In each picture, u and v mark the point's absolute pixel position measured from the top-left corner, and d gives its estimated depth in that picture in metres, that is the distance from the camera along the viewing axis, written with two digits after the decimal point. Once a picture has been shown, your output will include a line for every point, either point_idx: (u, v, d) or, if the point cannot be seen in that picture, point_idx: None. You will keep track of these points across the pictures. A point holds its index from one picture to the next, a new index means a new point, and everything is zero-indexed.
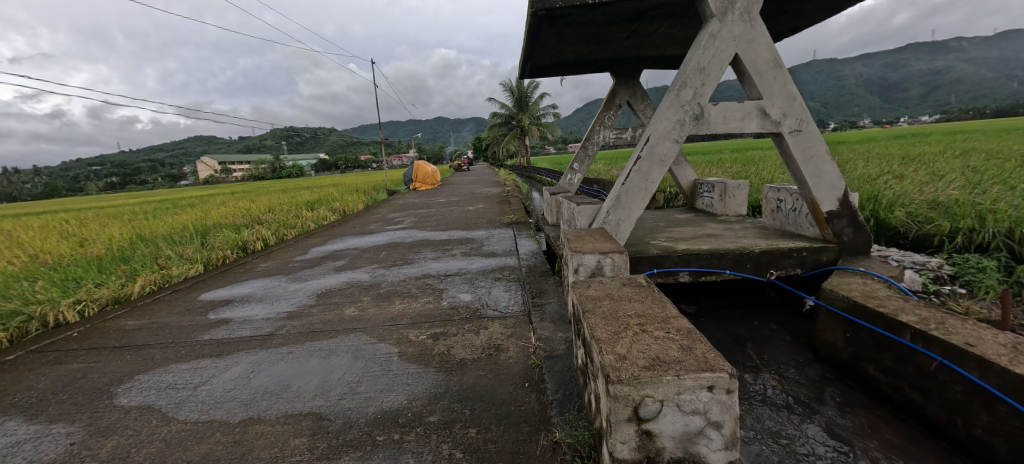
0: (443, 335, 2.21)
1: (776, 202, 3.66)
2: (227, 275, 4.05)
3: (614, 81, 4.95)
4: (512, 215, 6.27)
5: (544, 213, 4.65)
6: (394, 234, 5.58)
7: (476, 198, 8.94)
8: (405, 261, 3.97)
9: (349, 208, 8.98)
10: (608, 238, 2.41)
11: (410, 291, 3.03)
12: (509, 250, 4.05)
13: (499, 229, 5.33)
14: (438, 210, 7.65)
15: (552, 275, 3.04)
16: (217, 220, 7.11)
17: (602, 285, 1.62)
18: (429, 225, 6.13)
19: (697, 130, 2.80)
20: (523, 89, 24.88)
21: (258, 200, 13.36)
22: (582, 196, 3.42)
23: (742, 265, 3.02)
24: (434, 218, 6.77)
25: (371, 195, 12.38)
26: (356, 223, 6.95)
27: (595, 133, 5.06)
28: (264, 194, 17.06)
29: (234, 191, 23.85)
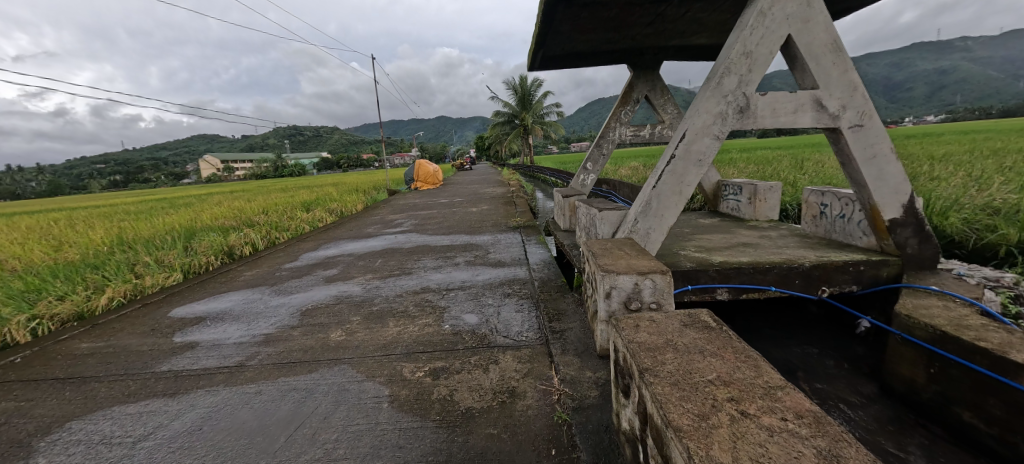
0: (444, 373, 1.81)
1: (819, 207, 3.25)
2: (207, 285, 3.67)
3: (632, 73, 4.53)
4: (519, 218, 5.86)
5: (555, 217, 4.25)
6: (393, 238, 5.18)
7: (480, 198, 8.55)
8: (403, 271, 3.56)
9: (346, 209, 8.58)
10: (642, 252, 2.01)
11: (407, 309, 2.63)
12: (518, 259, 3.64)
13: (505, 233, 4.93)
14: (440, 212, 7.24)
15: (570, 292, 2.64)
16: (206, 222, 6.71)
17: (656, 324, 1.22)
18: (430, 228, 5.72)
19: (741, 124, 2.39)
20: (527, 87, 24.44)
21: (255, 200, 12.97)
22: (602, 200, 3.00)
23: (789, 281, 2.62)
24: (435, 221, 6.36)
25: (371, 194, 12.00)
26: (352, 225, 6.54)
27: (610, 130, 4.64)
28: (264, 194, 16.70)
29: (233, 190, 23.49)
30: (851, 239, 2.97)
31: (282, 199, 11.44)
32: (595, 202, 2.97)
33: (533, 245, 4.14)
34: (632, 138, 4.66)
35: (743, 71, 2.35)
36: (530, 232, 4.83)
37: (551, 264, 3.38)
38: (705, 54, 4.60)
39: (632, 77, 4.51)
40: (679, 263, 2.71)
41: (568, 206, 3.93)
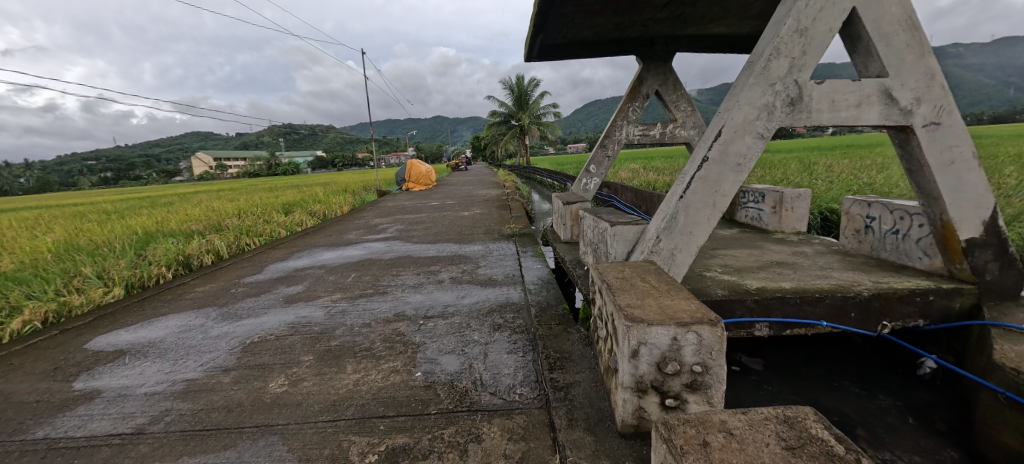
0: (405, 456, 1.31)
1: (865, 220, 2.77)
2: (146, 305, 3.12)
3: (641, 65, 4.04)
4: (514, 224, 5.35)
5: (555, 227, 3.74)
6: (374, 247, 4.64)
7: (473, 201, 8.02)
8: (376, 290, 3.04)
9: (330, 211, 8.02)
10: (674, 286, 1.52)
11: (372, 345, 2.12)
12: (512, 276, 3.13)
13: (499, 242, 4.42)
14: (429, 216, 6.71)
15: (574, 325, 2.14)
16: (173, 225, 6.12)
17: (738, 446, 0.79)
18: (416, 235, 5.19)
19: (792, 121, 1.91)
20: (523, 87, 23.95)
21: (238, 199, 12.34)
22: (613, 211, 2.51)
23: (843, 314, 2.13)
24: (423, 226, 5.83)
25: (360, 195, 11.42)
26: (332, 230, 5.99)
27: (616, 129, 4.14)
28: (250, 193, 16.06)
29: (221, 188, 22.74)
30: (908, 260, 2.50)
31: (265, 200, 10.83)
32: (604, 213, 2.47)
33: (529, 258, 3.63)
34: (641, 138, 4.16)
35: (795, 52, 1.87)
36: (526, 241, 4.33)
37: (550, 284, 2.88)
38: (722, 45, 4.11)
39: (641, 69, 4.02)
40: (707, 289, 2.22)
41: (570, 214, 3.43)
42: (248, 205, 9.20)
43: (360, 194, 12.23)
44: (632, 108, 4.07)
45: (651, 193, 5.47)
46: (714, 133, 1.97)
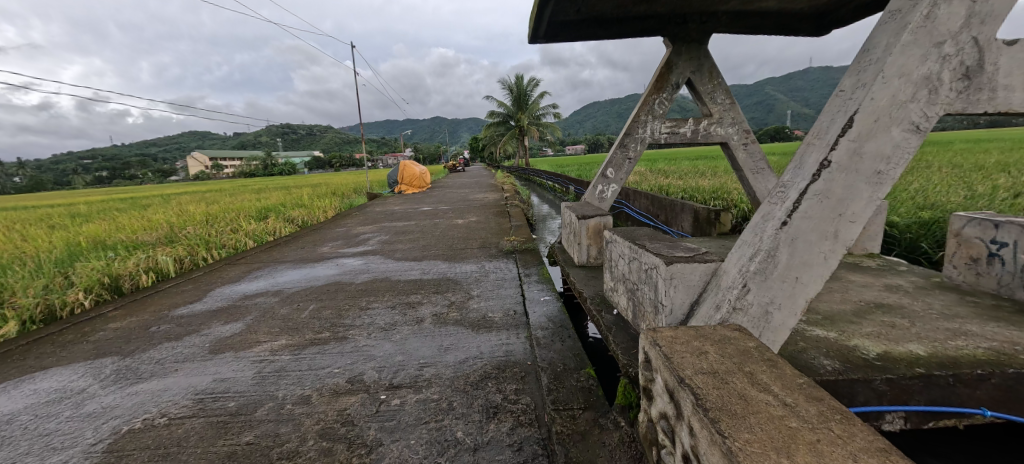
0: None
1: (991, 247, 2.05)
2: (31, 352, 2.36)
3: (669, 48, 3.28)
4: (513, 236, 4.60)
5: (567, 246, 3.00)
6: (346, 265, 3.88)
7: (468, 207, 7.28)
8: (333, 334, 2.29)
9: (311, 217, 7.24)
10: (832, 411, 0.79)
11: (300, 448, 1.38)
12: (512, 315, 2.38)
13: (496, 260, 3.67)
14: (418, 224, 5.95)
15: (611, 414, 1.41)
16: (123, 235, 5.34)
17: None
18: (399, 248, 4.42)
19: (966, 104, 1.18)
20: (523, 86, 23.20)
21: (219, 203, 11.52)
22: (659, 236, 1.77)
23: (1016, 399, 1.41)
24: (410, 237, 5.08)
25: (348, 199, 10.66)
26: (306, 241, 5.22)
27: (639, 125, 3.37)
28: (236, 195, 15.24)
29: (210, 189, 21.89)
30: None
31: (245, 204, 10.02)
32: (646, 240, 1.73)
33: (534, 285, 2.88)
34: (668, 136, 3.39)
35: None
36: (529, 259, 3.58)
37: (565, 329, 2.13)
38: (767, 24, 3.37)
39: (670, 53, 3.27)
40: (804, 358, 1.49)
41: (587, 231, 2.69)
42: (224, 210, 8.41)
43: (350, 197, 11.45)
44: (659, 100, 3.32)
45: (672, 200, 4.73)
46: (838, 123, 1.24)
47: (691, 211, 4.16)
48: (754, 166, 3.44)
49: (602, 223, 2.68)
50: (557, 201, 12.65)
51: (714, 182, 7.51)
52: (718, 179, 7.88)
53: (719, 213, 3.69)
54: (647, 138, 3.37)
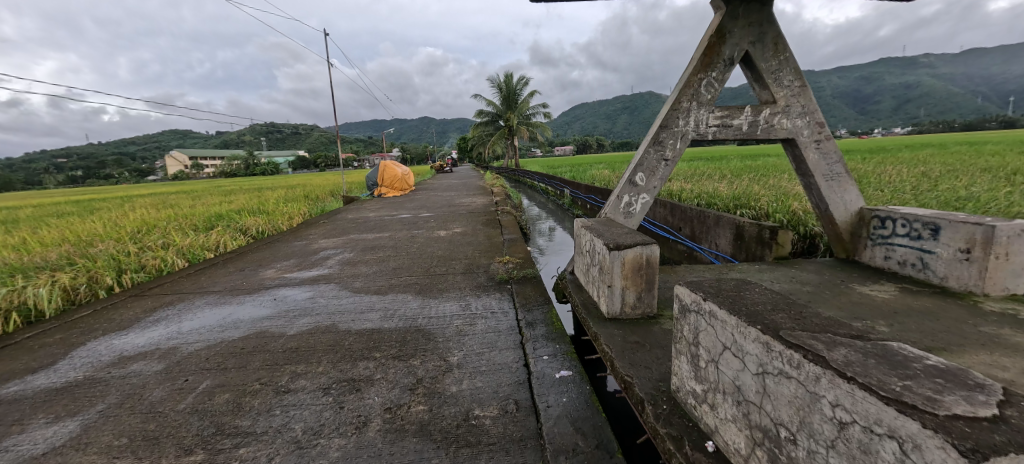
0: None
1: None
2: None
3: (722, 9, 2.40)
4: (507, 255, 3.68)
5: (590, 286, 2.10)
6: (286, 300, 2.91)
7: (452, 215, 6.34)
8: (206, 457, 1.34)
9: (269, 227, 6.21)
10: None
11: None
12: (514, 414, 1.47)
13: (485, 294, 2.75)
14: (391, 237, 5.00)
15: None
16: (17, 253, 4.26)
17: None
18: (362, 273, 3.45)
19: None
20: (512, 85, 22.36)
21: (178, 206, 10.36)
22: (819, 319, 0.88)
23: None
24: (378, 255, 4.12)
25: (320, 204, 9.60)
26: (251, 261, 4.21)
27: (680, 115, 2.48)
28: (201, 197, 13.96)
29: (179, 191, 20.44)
30: None
31: (202, 208, 8.88)
32: (800, 330, 0.83)
33: (541, 344, 1.97)
34: (717, 130, 2.51)
35: None
36: (530, 294, 2.66)
37: (607, 457, 1.22)
38: None
39: (722, 16, 2.38)
40: None
41: (622, 267, 1.80)
42: (171, 217, 7.29)
43: (324, 201, 10.40)
44: (708, 80, 2.43)
45: (700, 210, 3.87)
46: None
47: (731, 225, 3.30)
48: (827, 171, 2.59)
49: (644, 256, 1.80)
50: (551, 204, 11.79)
51: (729, 186, 6.71)
52: (732, 183, 7.09)
53: (776, 229, 2.82)
54: (691, 132, 2.48)
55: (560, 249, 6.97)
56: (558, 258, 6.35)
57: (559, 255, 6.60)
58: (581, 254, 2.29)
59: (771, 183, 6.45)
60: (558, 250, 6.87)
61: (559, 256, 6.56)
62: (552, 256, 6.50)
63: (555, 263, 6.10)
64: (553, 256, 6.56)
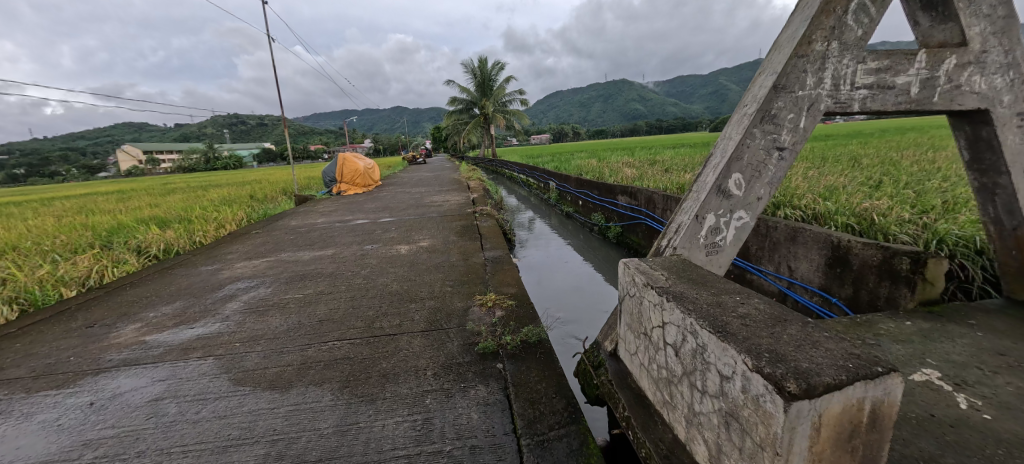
0: None
1: None
2: None
3: None
4: (492, 291, 2.51)
5: (687, 428, 0.97)
6: (108, 406, 1.64)
7: (419, 220, 5.10)
8: None
9: (180, 242, 4.77)
10: None
11: None
12: None
13: (461, 387, 1.57)
14: (335, 255, 3.74)
15: None
16: None
17: None
18: (266, 332, 2.20)
19: None
20: (486, 70, 20.86)
21: (88, 211, 8.56)
22: None
23: None
24: (305, 289, 2.86)
25: (266, 206, 8.10)
26: (116, 303, 2.87)
27: (810, 67, 1.35)
28: (133, 198, 12.07)
29: (115, 190, 18.12)
30: None
31: (111, 215, 7.21)
32: None
33: None
34: (870, 93, 1.40)
35: None
36: (539, 391, 1.49)
37: None
38: None
39: None
40: None
41: (811, 438, 0.69)
42: (59, 229, 5.70)
43: (269, 202, 8.82)
44: (859, 2, 1.32)
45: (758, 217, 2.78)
46: None
47: (825, 245, 2.22)
48: None
49: (867, 406, 0.69)
50: (535, 199, 10.51)
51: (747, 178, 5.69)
52: None
53: (923, 256, 1.77)
54: (824, 100, 1.38)
55: (575, 268, 4.82)
56: (576, 287, 4.23)
57: (574, 279, 4.46)
58: (647, 340, 1.16)
59: (798, 174, 5.46)
60: (572, 270, 4.73)
61: (574, 280, 4.43)
62: (563, 282, 4.37)
63: (571, 296, 4.00)
64: (566, 280, 4.42)
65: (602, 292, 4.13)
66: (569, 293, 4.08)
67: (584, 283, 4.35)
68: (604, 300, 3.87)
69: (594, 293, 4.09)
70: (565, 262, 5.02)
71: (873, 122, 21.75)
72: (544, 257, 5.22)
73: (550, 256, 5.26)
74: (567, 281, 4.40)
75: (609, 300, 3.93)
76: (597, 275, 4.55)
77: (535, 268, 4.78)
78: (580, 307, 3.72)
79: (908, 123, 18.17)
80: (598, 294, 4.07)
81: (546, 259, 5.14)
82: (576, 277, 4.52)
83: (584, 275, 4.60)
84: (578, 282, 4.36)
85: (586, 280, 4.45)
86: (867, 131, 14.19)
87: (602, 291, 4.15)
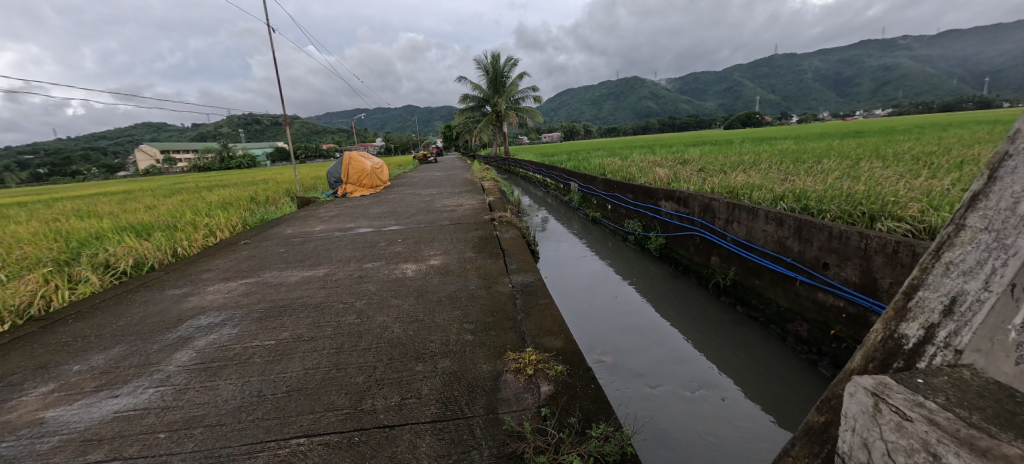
0: None
1: None
2: None
3: None
4: (529, 343, 1.82)
5: None
6: None
7: (429, 229, 4.42)
8: None
9: (156, 253, 4.14)
10: None
11: None
12: None
13: None
14: (326, 276, 3.07)
15: None
16: None
17: None
18: (207, 413, 1.52)
19: None
20: (499, 66, 20.13)
21: (80, 214, 8.05)
22: None
23: None
24: (280, 330, 2.18)
25: (264, 209, 7.49)
26: (41, 347, 2.23)
27: None
28: (135, 199, 11.61)
29: (123, 190, 17.84)
30: None
31: (98, 219, 6.65)
32: None
33: None
34: None
35: None
36: None
37: None
38: None
39: None
40: None
41: None
42: (31, 236, 5.12)
43: (269, 205, 8.19)
44: None
45: (889, 239, 2.03)
46: None
47: None
48: None
49: None
50: (553, 202, 9.72)
51: (808, 180, 4.89)
52: (803, 175, 5.36)
53: None
54: None
55: (632, 311, 3.25)
56: (649, 342, 2.72)
57: (642, 331, 2.88)
58: None
59: (871, 178, 4.64)
60: (631, 315, 3.17)
61: (639, 329, 2.92)
62: (625, 334, 2.84)
63: (644, 356, 2.51)
64: (631, 334, 2.84)
65: (695, 358, 2.56)
66: (648, 358, 2.49)
67: (661, 338, 2.78)
68: (690, 362, 2.47)
69: (683, 360, 2.52)
70: (615, 302, 3.45)
71: (907, 119, 20.53)
72: (584, 294, 3.65)
73: (591, 292, 3.70)
74: (634, 335, 2.81)
75: (696, 361, 2.54)
76: (663, 320, 3.15)
77: (565, 291, 3.69)
78: (674, 387, 2.21)
79: (949, 119, 16.96)
80: (680, 354, 2.60)
81: (587, 296, 3.58)
82: (642, 328, 2.95)
83: (651, 323, 3.03)
84: (647, 333, 2.85)
85: (658, 331, 2.91)
86: (907, 130, 13.18)
87: (693, 356, 2.59)
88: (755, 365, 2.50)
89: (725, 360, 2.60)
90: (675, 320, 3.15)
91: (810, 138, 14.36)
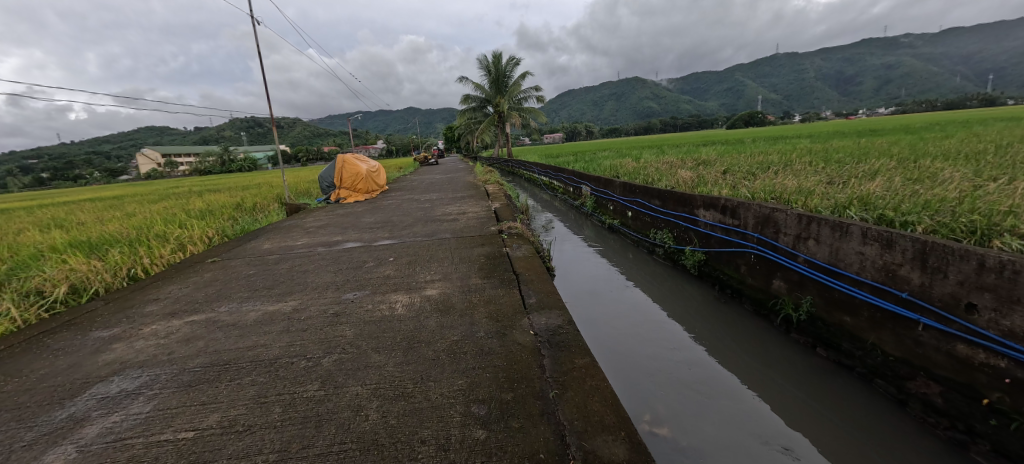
0: None
1: None
2: None
3: None
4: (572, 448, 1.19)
5: None
6: None
7: (426, 244, 3.79)
8: None
9: (103, 275, 3.50)
10: None
11: None
12: None
13: None
14: (294, 311, 2.43)
15: None
16: None
17: None
18: None
19: None
20: (501, 65, 19.44)
21: (49, 225, 7.41)
22: None
23: None
24: (210, 410, 1.53)
25: (249, 217, 6.85)
26: None
27: None
28: (119, 205, 10.99)
29: (113, 195, 17.22)
30: None
31: (62, 231, 6.01)
32: None
33: None
34: None
35: None
36: None
37: None
38: None
39: None
40: None
41: None
42: None
43: (255, 212, 7.55)
44: None
45: None
46: None
47: None
48: None
49: None
50: (562, 206, 9.04)
51: (866, 184, 4.19)
52: (851, 177, 4.71)
53: None
54: None
55: (709, 382, 2.28)
56: (735, 428, 1.91)
57: (743, 426, 1.92)
58: None
59: (944, 181, 3.94)
60: (712, 392, 2.19)
61: (714, 402, 2.10)
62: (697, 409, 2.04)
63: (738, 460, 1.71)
64: (728, 433, 1.88)
65: None
66: None
67: (779, 444, 1.82)
68: None
69: None
70: (678, 363, 2.46)
71: (922, 117, 19.85)
72: (628, 345, 2.69)
73: (638, 342, 2.72)
74: (737, 439, 1.83)
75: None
76: (732, 376, 2.37)
77: (596, 331, 2.87)
78: None
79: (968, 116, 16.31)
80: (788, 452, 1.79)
81: (635, 350, 2.61)
82: (739, 418, 1.99)
83: (746, 409, 2.07)
84: (728, 410, 2.04)
85: (739, 403, 2.11)
86: (928, 129, 12.55)
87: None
88: (876, 449, 1.79)
89: (825, 435, 1.91)
90: (736, 365, 2.48)
91: (825, 137, 13.74)
